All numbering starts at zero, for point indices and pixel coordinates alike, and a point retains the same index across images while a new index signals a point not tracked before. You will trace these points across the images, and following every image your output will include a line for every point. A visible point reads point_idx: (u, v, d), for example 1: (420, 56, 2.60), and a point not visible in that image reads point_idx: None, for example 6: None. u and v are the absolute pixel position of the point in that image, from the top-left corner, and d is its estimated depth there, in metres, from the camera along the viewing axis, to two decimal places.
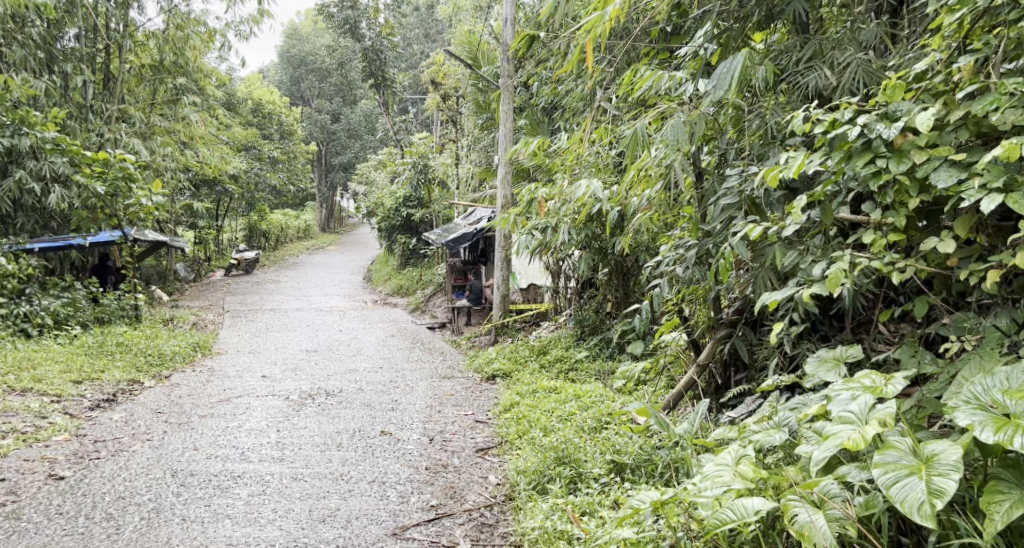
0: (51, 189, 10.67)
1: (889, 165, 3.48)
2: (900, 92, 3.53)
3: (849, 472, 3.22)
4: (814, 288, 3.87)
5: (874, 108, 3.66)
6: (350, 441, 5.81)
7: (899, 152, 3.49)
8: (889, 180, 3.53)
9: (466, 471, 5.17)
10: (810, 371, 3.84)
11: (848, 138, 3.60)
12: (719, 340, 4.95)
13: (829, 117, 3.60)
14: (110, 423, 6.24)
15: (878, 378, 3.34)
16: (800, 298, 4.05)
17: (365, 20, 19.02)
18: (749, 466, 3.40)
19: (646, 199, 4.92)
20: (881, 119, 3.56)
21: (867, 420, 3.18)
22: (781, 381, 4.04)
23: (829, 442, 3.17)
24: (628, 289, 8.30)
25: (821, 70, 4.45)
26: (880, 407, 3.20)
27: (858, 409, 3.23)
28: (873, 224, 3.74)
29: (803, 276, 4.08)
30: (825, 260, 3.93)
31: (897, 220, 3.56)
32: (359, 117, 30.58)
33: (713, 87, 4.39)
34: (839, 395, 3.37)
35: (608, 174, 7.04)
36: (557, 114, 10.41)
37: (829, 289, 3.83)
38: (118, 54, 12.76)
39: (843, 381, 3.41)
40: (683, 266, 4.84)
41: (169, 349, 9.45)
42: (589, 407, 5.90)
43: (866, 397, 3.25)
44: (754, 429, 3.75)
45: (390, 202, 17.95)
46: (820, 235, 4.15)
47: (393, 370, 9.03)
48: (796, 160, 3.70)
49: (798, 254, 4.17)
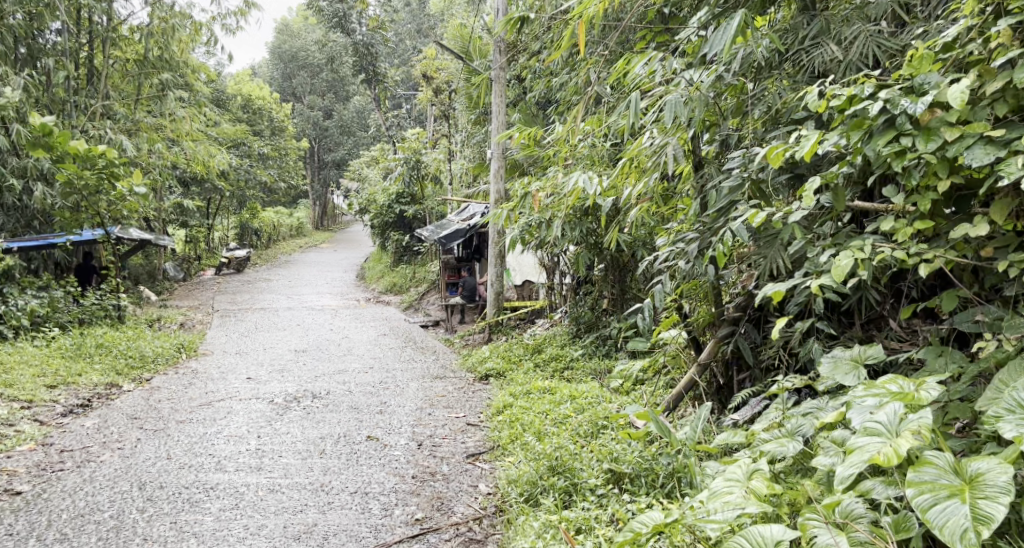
0: (32, 185, 10.36)
1: (916, 143, 3.19)
2: (928, 64, 3.25)
3: (874, 489, 2.98)
4: (824, 279, 3.61)
5: (898, 82, 3.37)
6: (334, 448, 5.51)
7: (927, 129, 3.20)
8: (916, 160, 3.24)
9: (454, 479, 4.88)
10: (824, 374, 3.56)
11: (869, 115, 3.32)
12: (721, 339, 4.67)
13: (847, 92, 3.31)
14: (81, 431, 5.95)
15: (906, 383, 3.07)
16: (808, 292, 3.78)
17: (355, 14, 18.69)
18: (763, 482, 3.14)
19: (639, 186, 4.60)
20: (906, 94, 3.28)
21: (899, 432, 2.91)
22: (791, 384, 3.80)
23: (854, 458, 2.91)
24: (625, 286, 8.03)
25: (828, 46, 4.16)
26: (911, 418, 2.94)
27: (886, 418, 2.97)
28: (896, 210, 3.46)
29: (813, 266, 3.80)
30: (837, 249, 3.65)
31: (924, 205, 3.28)
32: (351, 114, 30.28)
33: (712, 49, 4.05)
34: (862, 402, 3.10)
35: (602, 166, 6.77)
36: (552, 107, 10.13)
37: (840, 281, 3.58)
38: (102, 48, 12.44)
39: (865, 386, 3.14)
40: (682, 258, 4.53)
41: (151, 350, 9.13)
42: (585, 409, 5.62)
43: (895, 406, 2.98)
44: (765, 437, 3.49)
45: (382, 198, 17.42)
46: (832, 224, 3.89)
47: (384, 370, 8.74)
48: (809, 140, 3.40)
49: (806, 242, 3.89)
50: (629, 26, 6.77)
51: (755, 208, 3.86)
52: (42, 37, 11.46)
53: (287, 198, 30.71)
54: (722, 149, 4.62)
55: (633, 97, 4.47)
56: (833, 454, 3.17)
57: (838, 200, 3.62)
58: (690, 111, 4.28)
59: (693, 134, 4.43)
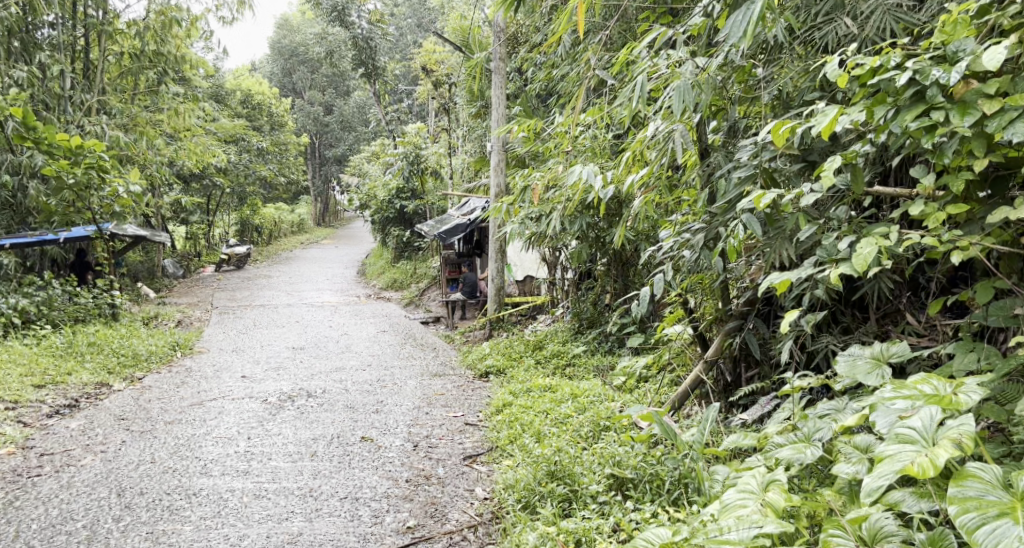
0: (27, 182, 10.15)
1: (949, 118, 2.97)
2: (964, 29, 3.01)
3: (904, 501, 2.80)
4: (841, 266, 3.38)
5: (928, 51, 3.14)
6: (327, 450, 5.30)
7: (962, 103, 2.98)
8: (947, 135, 3.03)
9: (451, 482, 4.67)
10: (842, 372, 3.34)
11: (895, 87, 3.11)
12: (728, 333, 4.50)
13: (871, 62, 3.09)
14: (64, 433, 5.75)
15: (941, 384, 2.88)
16: (821, 281, 3.57)
17: (354, 7, 18.37)
18: (780, 494, 2.95)
19: (643, 174, 4.37)
20: (938, 64, 3.06)
21: (936, 441, 2.71)
22: (808, 383, 3.55)
23: (885, 468, 2.70)
24: (627, 280, 7.80)
25: (841, 21, 3.92)
26: (950, 424, 2.74)
27: (922, 424, 2.77)
28: (922, 195, 3.26)
29: (829, 254, 3.57)
30: (854, 234, 3.44)
31: (957, 187, 3.08)
32: (352, 109, 30.03)
33: (727, 37, 3.78)
34: (890, 404, 2.90)
35: (603, 158, 6.54)
36: (553, 98, 9.89)
37: (859, 270, 3.36)
38: (98, 42, 12.21)
39: (894, 386, 2.95)
40: (689, 251, 4.29)
41: (145, 349, 8.92)
42: (586, 409, 5.39)
43: (931, 411, 2.78)
44: (779, 442, 3.29)
45: (382, 193, 17.19)
46: (849, 207, 3.66)
47: (381, 368, 8.53)
48: (828, 116, 3.17)
49: (817, 227, 3.67)
50: (631, 11, 6.53)
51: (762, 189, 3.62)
52: (35, 31, 11.25)
53: (288, 194, 30.48)
54: (729, 136, 4.40)
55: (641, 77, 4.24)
56: (856, 462, 2.98)
57: (857, 181, 3.40)
58: (698, 92, 4.04)
59: (700, 117, 4.22)
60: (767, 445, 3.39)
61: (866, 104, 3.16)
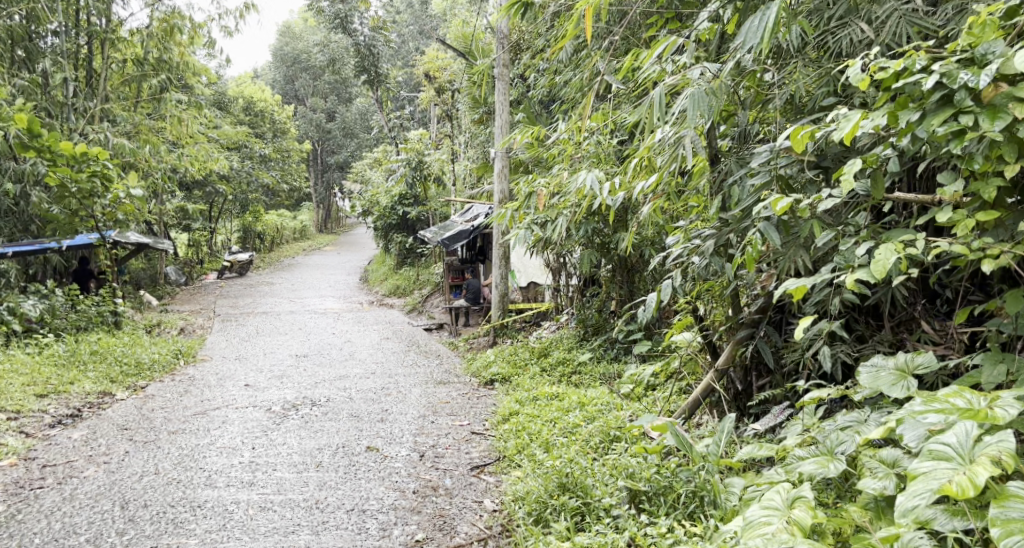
0: (30, 190, 10.10)
1: (978, 122, 2.91)
2: (992, 31, 2.96)
3: (935, 518, 2.74)
4: (858, 272, 3.32)
5: (954, 53, 3.09)
6: (332, 460, 5.23)
7: (991, 107, 2.93)
8: (976, 139, 2.98)
9: (458, 494, 4.60)
10: (864, 383, 3.33)
11: (920, 90, 3.05)
12: (740, 341, 4.43)
13: (896, 65, 3.04)
14: (67, 444, 5.69)
15: (974, 397, 2.88)
16: (838, 287, 3.51)
17: (356, 14, 18.33)
18: (806, 511, 2.91)
19: (652, 181, 4.31)
20: (965, 67, 3.01)
21: (973, 458, 2.71)
22: (827, 394, 3.48)
23: (921, 485, 2.70)
24: (633, 287, 7.74)
25: (857, 25, 3.86)
26: (987, 441, 2.74)
27: (957, 440, 2.77)
28: (946, 201, 3.20)
29: (846, 260, 3.51)
30: (873, 240, 3.38)
31: (987, 192, 3.03)
32: (354, 116, 30.00)
33: (742, 41, 3.76)
34: (923, 418, 2.90)
35: (608, 164, 6.49)
36: (556, 104, 9.84)
37: (877, 277, 3.31)
38: (102, 50, 12.17)
39: (924, 399, 2.94)
40: (699, 257, 4.23)
41: (148, 357, 8.86)
42: (595, 418, 5.33)
43: (967, 426, 2.78)
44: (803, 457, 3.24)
45: (385, 199, 17.13)
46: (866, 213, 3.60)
47: (386, 376, 8.46)
48: (850, 122, 3.11)
49: (835, 233, 3.60)
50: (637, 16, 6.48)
51: (778, 195, 3.56)
52: (39, 39, 11.22)
53: (289, 201, 30.42)
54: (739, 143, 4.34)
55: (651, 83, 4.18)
56: (882, 478, 2.98)
57: (877, 187, 3.34)
58: (710, 97, 3.98)
59: (711, 123, 4.17)
60: (787, 459, 3.34)
61: (890, 108, 3.10)
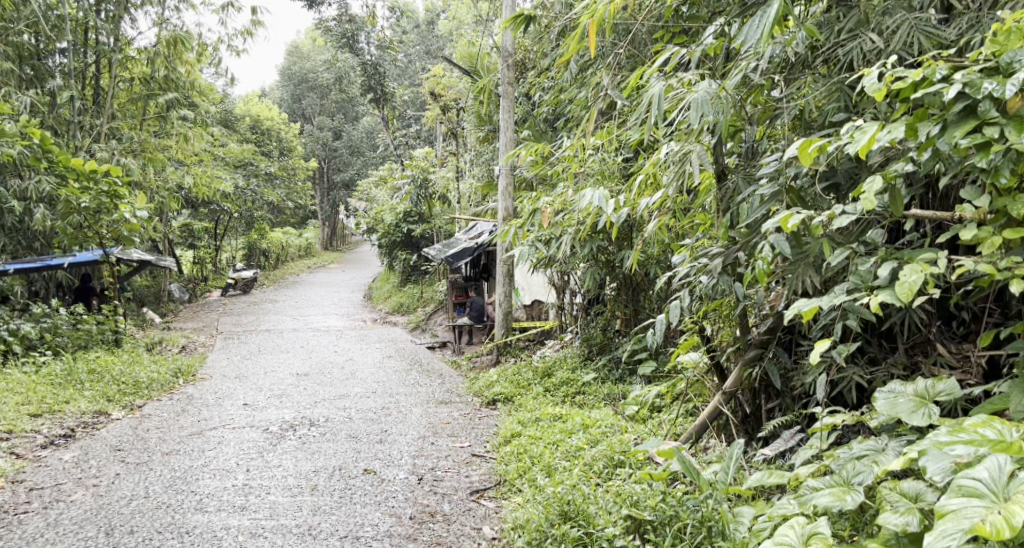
0: (33, 208, 10.01)
1: (1005, 134, 2.84)
2: (1018, 38, 2.88)
3: None
4: (881, 295, 3.21)
5: (976, 63, 3.01)
6: (328, 483, 5.09)
7: (1018, 117, 2.86)
8: (1002, 151, 2.90)
9: (456, 520, 4.49)
10: (883, 410, 3.21)
11: (941, 101, 2.98)
12: (748, 363, 4.29)
13: (915, 75, 2.97)
14: (57, 465, 5.56)
15: (1004, 429, 2.78)
16: (854, 308, 3.39)
17: (363, 33, 18.29)
18: None
19: (657, 198, 4.17)
20: (989, 76, 2.93)
21: (1008, 496, 2.59)
22: (842, 420, 3.34)
23: (953, 523, 2.58)
24: (638, 305, 7.59)
25: (867, 36, 3.70)
26: (1021, 477, 2.63)
27: (989, 475, 2.66)
28: (970, 219, 3.12)
29: (863, 280, 3.39)
30: (894, 259, 3.28)
31: (1016, 210, 2.95)
32: (360, 134, 29.96)
33: (744, 40, 3.65)
34: (951, 450, 2.80)
35: (613, 183, 6.37)
36: (562, 122, 9.74)
37: (900, 299, 3.21)
38: (109, 69, 12.09)
39: (951, 430, 2.84)
40: (707, 276, 4.10)
41: (145, 376, 8.72)
42: (599, 441, 5.16)
43: (1000, 460, 2.68)
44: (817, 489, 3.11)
45: (389, 217, 17.01)
46: (883, 231, 3.48)
47: (386, 395, 8.31)
48: (866, 135, 3.03)
49: (848, 251, 3.48)
50: (643, 33, 6.38)
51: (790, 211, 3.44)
52: (46, 58, 11.17)
53: (295, 218, 30.35)
54: (746, 160, 4.21)
55: (657, 96, 4.03)
56: (904, 513, 2.86)
57: (895, 204, 3.23)
58: (718, 111, 3.84)
59: (718, 138, 4.03)
60: (800, 490, 3.21)
61: (908, 120, 3.03)
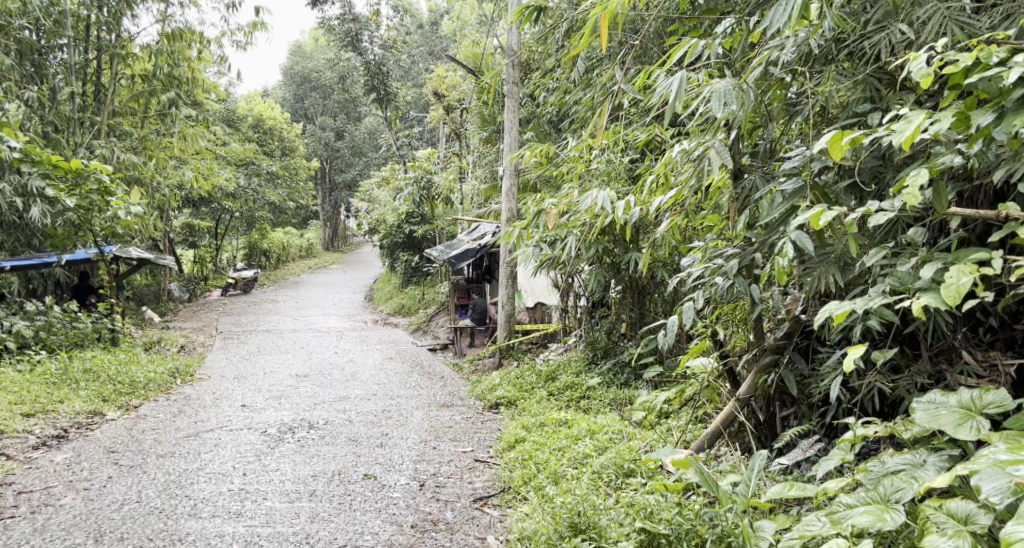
0: (29, 205, 9.80)
1: None
2: None
3: None
4: (925, 298, 3.08)
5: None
6: (326, 489, 4.92)
7: None
8: None
9: (460, 529, 4.34)
10: (922, 422, 3.09)
11: (998, 87, 2.86)
12: (763, 369, 4.13)
13: (969, 59, 2.87)
14: (48, 467, 5.41)
15: None
16: (891, 310, 3.26)
17: (367, 33, 18.07)
18: None
19: (671, 196, 4.02)
20: None
21: None
22: (874, 432, 3.29)
23: None
24: (643, 308, 7.44)
25: (896, 27, 3.54)
26: None
27: None
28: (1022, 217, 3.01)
29: (902, 283, 3.27)
30: (939, 261, 3.14)
31: None
32: (363, 135, 29.79)
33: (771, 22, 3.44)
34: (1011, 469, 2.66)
35: (620, 184, 6.23)
36: (566, 123, 9.56)
37: (943, 302, 3.08)
38: (111, 65, 11.93)
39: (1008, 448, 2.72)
40: (722, 278, 3.95)
41: (142, 375, 8.55)
42: (606, 448, 5.00)
43: None
44: (857, 505, 3.00)
45: (391, 218, 16.86)
46: (922, 230, 3.35)
47: (387, 398, 8.15)
48: (912, 124, 2.91)
49: (883, 251, 3.35)
50: (654, 31, 6.22)
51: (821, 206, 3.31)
52: (48, 53, 11.01)
53: (296, 219, 30.19)
54: (761, 159, 4.08)
55: (664, 84, 3.84)
56: (953, 536, 2.77)
57: (938, 200, 3.12)
58: (737, 105, 3.68)
59: (735, 134, 3.87)
60: (834, 505, 3.09)
61: (960, 108, 2.93)
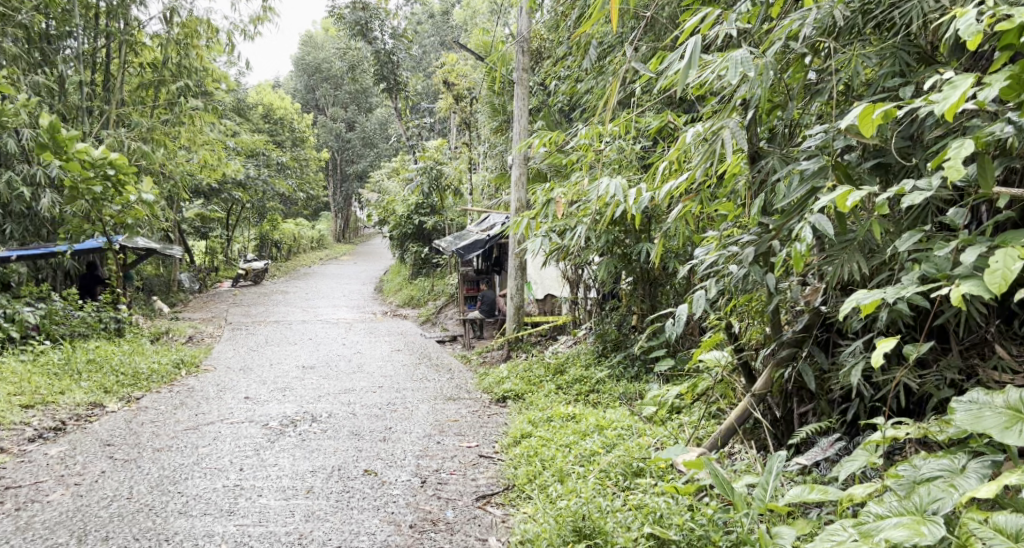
0: (36, 195, 9.64)
1: None
2: None
3: None
4: (968, 285, 2.87)
5: None
6: (324, 485, 4.74)
7: None
8: None
9: (460, 529, 4.16)
10: (961, 422, 2.90)
11: None
12: (780, 363, 3.92)
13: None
14: (41, 461, 5.25)
15: None
16: (926, 298, 3.05)
17: (377, 22, 17.78)
18: None
19: (683, 180, 3.80)
20: None
21: None
22: (905, 434, 3.09)
23: None
24: (655, 300, 7.21)
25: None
26: None
27: None
28: None
29: (938, 269, 3.06)
30: (981, 245, 2.93)
31: None
32: (372, 126, 29.55)
33: None
34: None
35: (632, 172, 6.00)
36: (578, 111, 9.31)
37: (987, 290, 2.87)
38: (120, 54, 11.72)
39: None
40: (738, 266, 3.74)
41: (146, 367, 8.40)
42: (615, 445, 4.80)
43: None
44: (891, 514, 2.81)
45: (401, 209, 16.64)
46: (961, 211, 3.14)
47: (393, 390, 7.98)
48: (958, 91, 2.70)
49: (918, 235, 3.13)
50: (669, 13, 5.97)
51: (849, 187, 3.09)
52: (56, 42, 10.82)
53: (307, 210, 30.02)
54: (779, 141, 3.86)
55: (671, 61, 3.68)
56: None
57: (984, 178, 2.91)
58: (756, 82, 3.47)
59: (751, 113, 3.65)
60: (864, 512, 2.90)
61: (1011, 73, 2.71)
